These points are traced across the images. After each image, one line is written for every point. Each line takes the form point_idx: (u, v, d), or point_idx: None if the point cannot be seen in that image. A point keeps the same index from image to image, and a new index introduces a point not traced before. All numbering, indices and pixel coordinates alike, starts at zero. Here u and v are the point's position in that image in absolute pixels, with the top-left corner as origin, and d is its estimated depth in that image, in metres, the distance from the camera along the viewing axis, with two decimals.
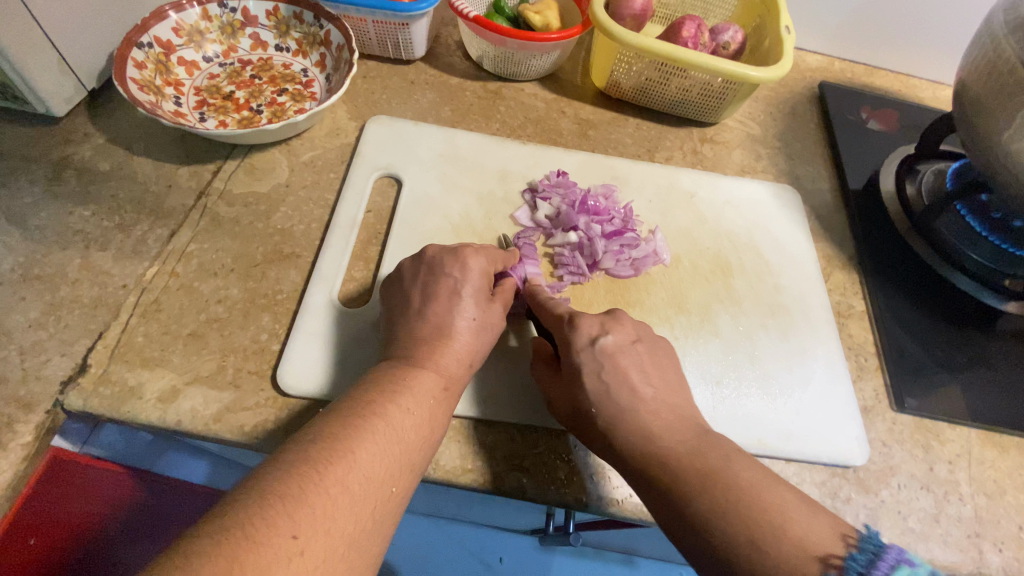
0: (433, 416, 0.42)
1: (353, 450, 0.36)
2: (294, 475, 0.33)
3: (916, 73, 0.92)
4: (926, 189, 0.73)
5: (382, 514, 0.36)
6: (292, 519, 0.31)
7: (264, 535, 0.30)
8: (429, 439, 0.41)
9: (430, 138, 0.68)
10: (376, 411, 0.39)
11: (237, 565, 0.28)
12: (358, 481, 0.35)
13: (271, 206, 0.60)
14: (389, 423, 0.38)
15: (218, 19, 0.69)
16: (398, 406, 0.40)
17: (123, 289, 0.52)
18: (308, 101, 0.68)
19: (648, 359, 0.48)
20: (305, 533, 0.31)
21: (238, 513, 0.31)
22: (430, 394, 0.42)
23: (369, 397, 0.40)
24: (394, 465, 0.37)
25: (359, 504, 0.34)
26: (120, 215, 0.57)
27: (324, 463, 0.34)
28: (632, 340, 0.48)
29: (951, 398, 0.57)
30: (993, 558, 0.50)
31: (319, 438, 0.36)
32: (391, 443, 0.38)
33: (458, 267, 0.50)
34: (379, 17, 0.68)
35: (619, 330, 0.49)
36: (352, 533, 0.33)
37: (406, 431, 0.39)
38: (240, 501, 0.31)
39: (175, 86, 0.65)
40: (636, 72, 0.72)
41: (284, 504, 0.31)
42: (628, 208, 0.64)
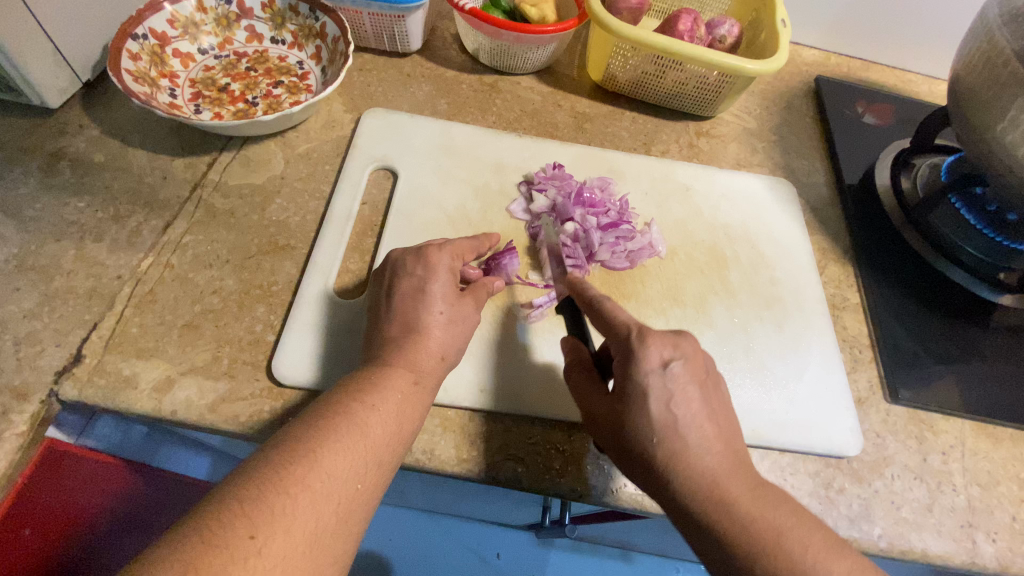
0: (402, 410, 0.41)
1: (315, 450, 0.36)
2: (254, 477, 0.33)
3: (914, 68, 0.92)
4: (921, 182, 0.73)
5: (351, 511, 0.36)
6: (249, 520, 0.31)
7: (221, 537, 0.30)
8: (400, 434, 0.41)
9: (426, 130, 0.68)
10: (340, 410, 0.39)
11: (194, 567, 0.29)
12: (320, 479, 0.35)
13: (266, 197, 0.60)
14: (353, 421, 0.38)
15: (213, 11, 0.69)
16: (363, 404, 0.40)
17: (118, 280, 0.52)
18: (303, 93, 0.68)
19: (715, 396, 0.43)
20: (264, 533, 0.31)
21: (199, 518, 0.31)
22: (399, 390, 0.42)
23: (335, 398, 0.40)
24: (360, 462, 0.37)
25: (322, 501, 0.34)
26: (115, 206, 0.57)
27: (284, 464, 0.34)
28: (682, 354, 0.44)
29: (944, 389, 0.58)
30: (987, 548, 0.50)
31: (282, 440, 0.36)
32: (357, 440, 0.38)
33: (419, 266, 0.49)
34: (374, 9, 0.68)
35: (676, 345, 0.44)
36: (316, 530, 0.33)
37: (373, 427, 0.39)
38: (203, 506, 0.32)
39: (170, 79, 0.65)
40: (632, 65, 0.72)
41: (241, 507, 0.32)
42: (624, 200, 0.64)
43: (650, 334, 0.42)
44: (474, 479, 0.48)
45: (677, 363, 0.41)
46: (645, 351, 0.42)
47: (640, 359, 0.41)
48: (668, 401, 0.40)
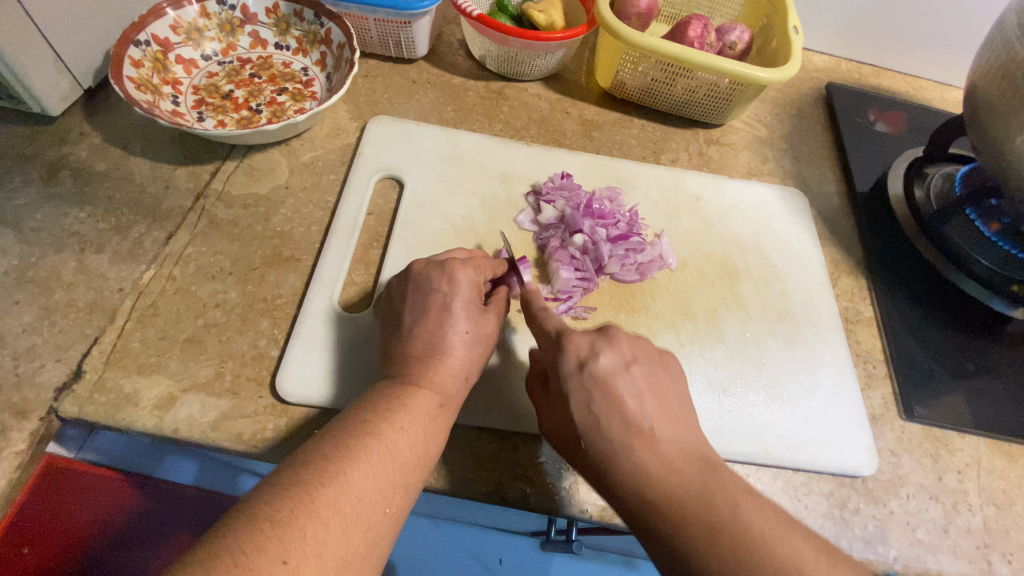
0: (429, 433, 0.41)
1: (346, 472, 0.35)
2: (284, 497, 0.32)
3: (926, 74, 0.91)
4: (934, 193, 0.71)
5: (377, 537, 0.35)
6: (282, 544, 0.30)
7: (254, 563, 0.29)
8: (427, 457, 0.40)
9: (432, 138, 0.67)
10: (371, 429, 0.38)
11: None
12: (349, 502, 0.34)
13: (270, 208, 0.59)
14: (383, 442, 0.37)
15: (216, 16, 0.68)
16: (393, 425, 0.39)
17: (120, 293, 0.51)
18: (308, 100, 0.67)
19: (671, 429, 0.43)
20: (295, 558, 0.30)
21: (227, 538, 0.29)
22: (426, 412, 0.41)
23: (364, 415, 0.39)
24: (389, 485, 0.36)
25: (351, 527, 0.33)
26: (117, 217, 0.56)
27: (315, 484, 0.33)
28: (626, 363, 0.44)
29: (957, 406, 0.57)
30: (1002, 569, 0.49)
31: (311, 458, 0.35)
32: (386, 464, 0.37)
33: (445, 281, 0.48)
34: (380, 15, 0.67)
35: (613, 351, 0.44)
36: (344, 556, 0.32)
37: (402, 449, 0.38)
38: (231, 525, 0.30)
39: (173, 85, 0.64)
40: (641, 73, 0.70)
41: (273, 529, 0.30)
42: (634, 211, 0.63)
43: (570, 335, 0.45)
44: (482, 499, 0.47)
45: (594, 360, 0.43)
46: (564, 353, 0.45)
47: (559, 367, 0.44)
48: (589, 401, 0.42)
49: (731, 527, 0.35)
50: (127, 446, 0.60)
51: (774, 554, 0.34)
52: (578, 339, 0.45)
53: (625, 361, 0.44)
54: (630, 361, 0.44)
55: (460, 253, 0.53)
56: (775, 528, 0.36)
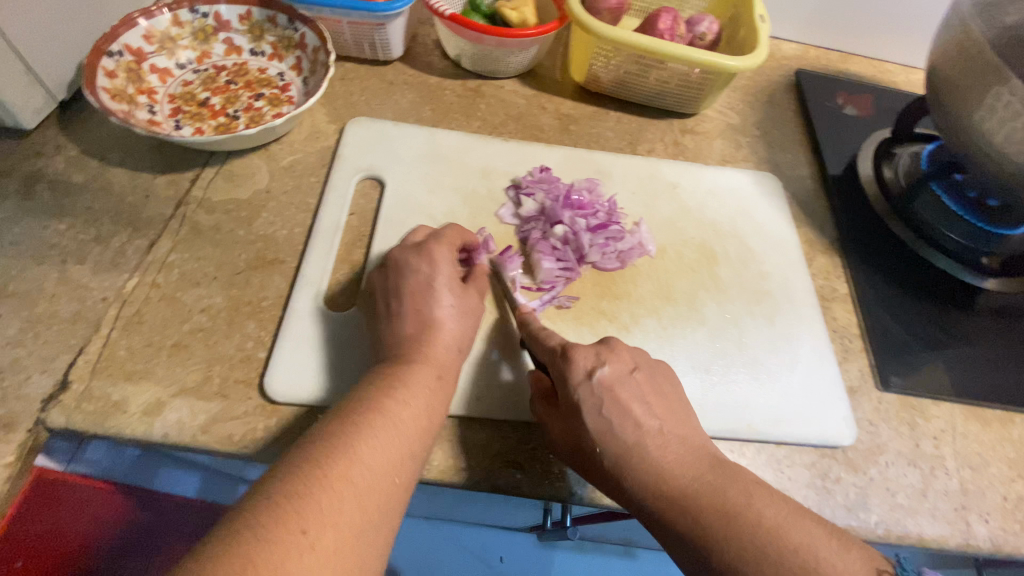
0: (432, 402, 0.42)
1: (357, 444, 0.36)
2: (299, 472, 0.33)
3: (891, 58, 0.93)
4: (902, 170, 0.75)
5: (392, 503, 0.36)
6: (299, 515, 0.31)
7: (274, 534, 0.30)
8: (433, 426, 0.41)
9: (411, 138, 0.68)
10: (376, 402, 0.39)
11: (247, 566, 0.28)
12: (361, 473, 0.35)
13: (251, 212, 0.59)
14: (389, 413, 0.39)
15: (190, 24, 0.68)
16: (396, 398, 0.40)
17: (103, 302, 0.51)
18: (285, 105, 0.67)
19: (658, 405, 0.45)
20: (314, 527, 0.31)
21: (246, 515, 0.31)
22: (427, 384, 0.43)
23: (369, 390, 0.41)
24: (399, 453, 0.38)
25: (366, 496, 0.34)
26: (97, 227, 0.56)
27: (327, 458, 0.35)
28: (630, 370, 0.46)
29: (934, 374, 0.59)
30: (980, 529, 0.51)
31: (322, 435, 0.37)
32: (393, 435, 0.38)
33: (427, 262, 0.51)
34: (354, 18, 0.67)
35: (617, 360, 0.47)
36: (361, 525, 0.33)
37: (407, 421, 0.39)
38: (248, 504, 0.32)
39: (149, 95, 0.64)
40: (615, 66, 0.72)
41: (289, 502, 0.32)
42: (612, 201, 0.64)
43: (574, 348, 0.46)
44: (474, 488, 0.48)
45: (601, 370, 0.45)
46: (571, 366, 0.46)
47: (567, 375, 0.45)
48: (601, 408, 0.44)
49: (742, 514, 0.38)
50: (115, 459, 0.60)
51: (790, 539, 0.37)
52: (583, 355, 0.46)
53: (629, 367, 0.47)
54: (633, 368, 0.47)
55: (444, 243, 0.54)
56: (788, 515, 0.38)
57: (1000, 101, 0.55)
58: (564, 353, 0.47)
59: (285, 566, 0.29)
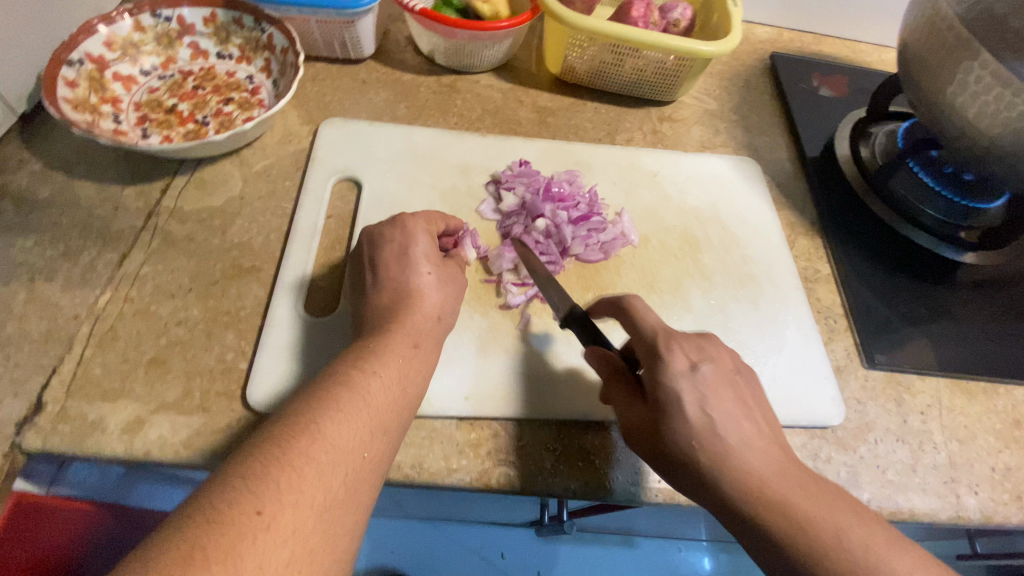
0: (401, 375, 0.43)
1: (319, 423, 0.37)
2: (258, 454, 0.34)
3: (863, 37, 0.94)
4: (879, 150, 0.76)
5: (357, 480, 0.36)
6: (255, 496, 0.32)
7: (228, 515, 0.30)
8: (403, 402, 0.42)
9: (387, 137, 0.67)
10: (341, 381, 0.40)
11: (202, 546, 0.29)
12: (324, 450, 0.35)
13: (225, 220, 0.58)
14: (354, 391, 0.40)
15: (152, 29, 0.66)
16: (363, 373, 0.41)
17: (75, 319, 0.50)
18: (256, 108, 0.66)
19: (751, 406, 0.43)
20: (270, 507, 0.32)
21: (205, 499, 0.32)
22: (398, 356, 0.44)
23: (335, 370, 0.41)
24: (364, 430, 0.38)
25: (327, 473, 0.35)
26: (66, 242, 0.54)
27: (287, 439, 0.35)
28: (732, 372, 0.44)
29: (916, 350, 0.60)
30: (970, 501, 0.52)
31: (286, 416, 0.37)
32: (359, 411, 0.39)
33: (398, 229, 0.52)
34: (322, 17, 0.66)
35: (720, 360, 0.44)
36: (322, 503, 0.34)
37: (374, 396, 0.40)
38: (209, 487, 0.32)
39: (113, 103, 0.62)
40: (590, 55, 0.71)
41: (246, 484, 0.32)
42: (593, 191, 0.63)
43: (677, 339, 0.44)
44: (467, 488, 0.47)
45: (705, 366, 0.42)
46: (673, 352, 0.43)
47: (668, 363, 0.42)
48: (702, 403, 0.41)
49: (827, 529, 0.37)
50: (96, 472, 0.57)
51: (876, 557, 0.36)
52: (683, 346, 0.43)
53: (729, 368, 0.44)
54: (732, 370, 0.44)
55: (427, 239, 0.52)
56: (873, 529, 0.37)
57: (971, 76, 0.55)
58: (665, 340, 0.44)
59: (238, 547, 0.29)
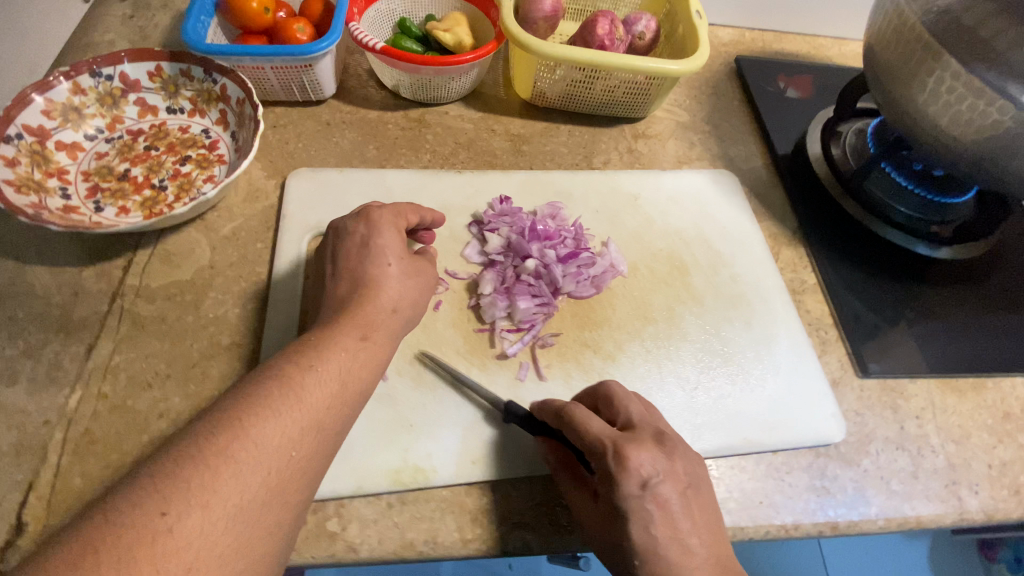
0: (342, 371, 0.41)
1: (244, 421, 0.35)
2: (173, 453, 0.33)
3: (823, 31, 0.95)
4: (849, 149, 0.77)
5: (281, 482, 0.35)
6: (161, 497, 0.31)
7: (131, 517, 0.30)
8: (342, 399, 0.40)
9: (360, 184, 0.64)
10: (274, 377, 0.39)
11: (101, 548, 0.28)
12: (244, 450, 0.34)
13: (197, 293, 0.55)
14: (286, 387, 0.38)
15: (94, 90, 0.61)
16: (299, 369, 0.39)
17: (46, 425, 0.46)
18: (216, 165, 0.62)
19: (695, 508, 0.42)
20: (176, 508, 0.31)
21: (113, 498, 0.31)
22: (342, 351, 0.42)
23: (272, 365, 0.40)
24: (295, 428, 0.37)
25: (246, 473, 0.33)
26: (25, 338, 0.50)
27: (207, 437, 0.34)
28: (683, 488, 0.42)
29: (904, 353, 0.61)
30: (971, 501, 0.53)
31: (212, 412, 0.36)
32: (290, 408, 0.37)
33: (363, 223, 0.51)
34: (277, 63, 0.63)
35: (674, 476, 0.42)
36: (237, 504, 0.33)
37: (310, 392, 0.39)
38: (122, 485, 0.32)
39: (59, 176, 0.57)
40: (558, 79, 0.70)
41: (155, 484, 0.31)
42: (577, 225, 0.63)
43: (628, 450, 0.42)
44: (484, 555, 0.46)
45: (657, 483, 0.41)
46: (625, 472, 0.41)
47: (619, 483, 0.41)
48: (649, 523, 0.40)
49: None
50: None
51: None
52: (639, 457, 0.41)
53: (682, 486, 0.42)
54: (685, 485, 0.42)
55: (393, 233, 0.51)
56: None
57: (943, 85, 0.54)
58: (615, 454, 0.42)
59: (136, 551, 0.29)
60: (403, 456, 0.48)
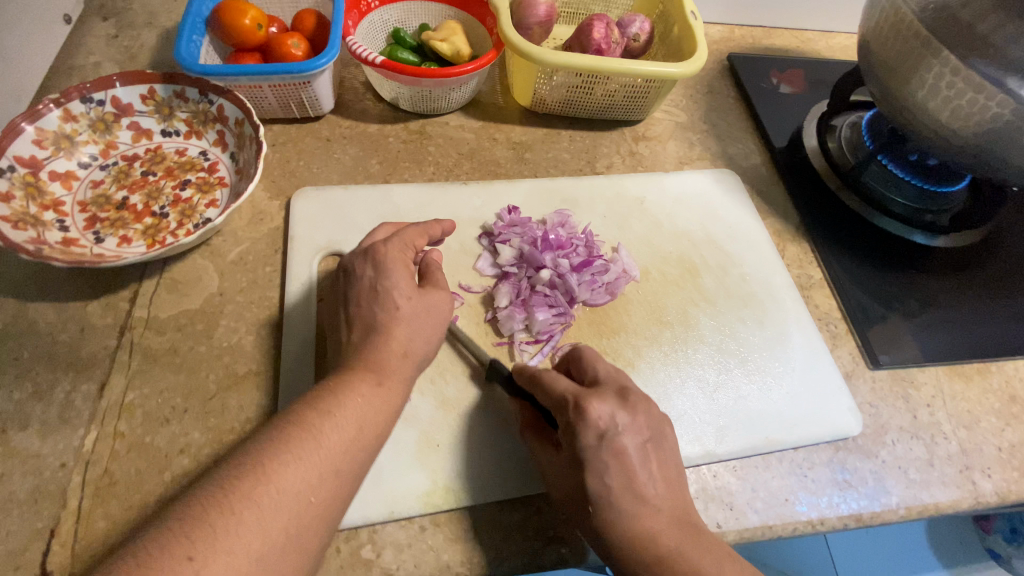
0: (363, 413, 0.41)
1: (266, 465, 0.35)
2: (200, 497, 0.33)
3: (810, 26, 0.96)
4: (845, 143, 0.78)
5: (303, 527, 0.35)
6: (187, 542, 0.31)
7: (158, 561, 0.30)
8: (364, 442, 0.40)
9: (366, 200, 0.63)
10: (296, 421, 0.38)
11: None
12: (267, 494, 0.34)
13: (209, 322, 0.54)
14: (308, 431, 0.38)
15: (85, 116, 0.59)
16: (321, 411, 0.39)
17: (63, 469, 0.45)
18: (217, 188, 0.60)
19: (655, 460, 0.44)
20: (202, 553, 0.31)
21: (142, 542, 0.31)
22: (362, 391, 0.42)
23: (295, 409, 0.40)
24: (315, 474, 0.36)
25: (268, 518, 0.33)
26: (33, 379, 0.49)
27: (232, 481, 0.34)
28: (643, 439, 0.44)
29: (910, 342, 0.62)
30: (985, 485, 0.55)
31: (235, 457, 0.36)
32: (311, 452, 0.37)
33: (370, 267, 0.50)
34: (275, 81, 0.61)
35: (633, 427, 0.44)
36: (260, 549, 0.32)
37: (332, 436, 0.38)
38: (150, 530, 0.32)
39: (56, 208, 0.56)
40: (558, 85, 0.69)
41: (182, 528, 0.31)
42: (588, 232, 0.63)
43: (588, 402, 0.44)
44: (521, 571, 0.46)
45: (614, 432, 0.43)
46: (585, 423, 0.44)
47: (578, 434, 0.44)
48: (606, 472, 0.43)
49: None
50: None
51: None
52: (599, 409, 0.44)
53: (643, 438, 0.44)
54: (646, 437, 0.44)
55: (401, 270, 0.49)
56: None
57: (943, 81, 0.55)
58: (575, 406, 0.45)
59: None
60: (432, 478, 0.48)
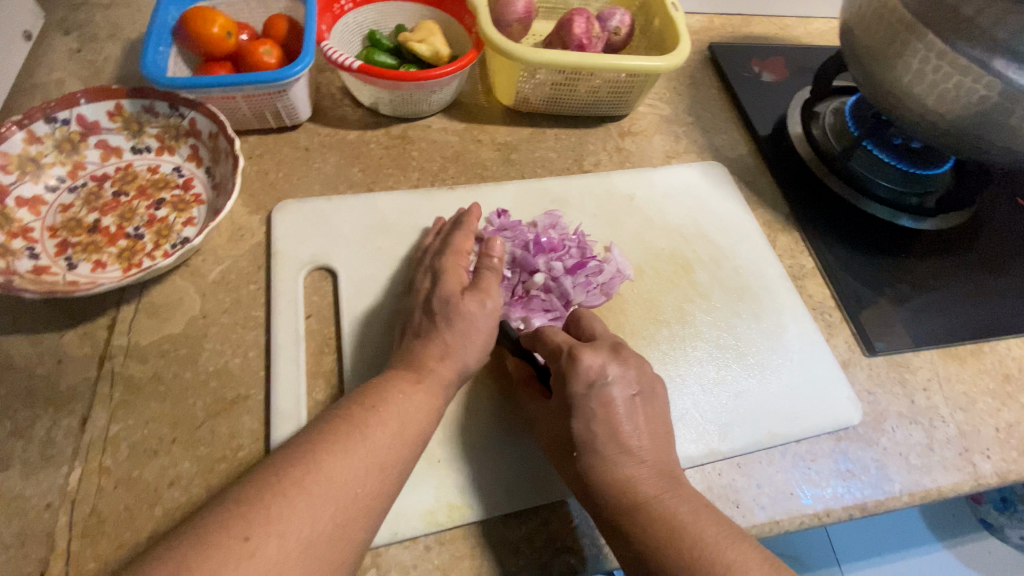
0: (405, 412, 0.41)
1: (318, 455, 0.36)
2: (253, 483, 0.34)
3: (788, 12, 0.96)
4: (829, 129, 0.78)
5: (353, 517, 0.35)
6: (243, 522, 0.31)
7: (216, 539, 0.31)
8: (408, 440, 0.40)
9: (350, 211, 0.61)
10: (343, 417, 0.39)
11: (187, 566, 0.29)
12: (318, 482, 0.34)
13: (193, 347, 0.52)
14: (355, 425, 0.39)
15: (50, 137, 0.57)
16: (366, 407, 0.40)
17: (47, 510, 0.43)
18: (194, 206, 0.58)
19: (643, 415, 0.46)
20: (257, 534, 0.31)
21: (201, 523, 0.32)
22: (403, 390, 0.43)
23: (343, 405, 0.41)
24: (363, 466, 0.37)
25: (320, 504, 0.34)
26: (10, 418, 0.46)
27: (285, 468, 0.35)
28: (633, 393, 0.46)
29: (905, 327, 0.62)
30: (985, 466, 0.55)
31: (288, 447, 0.37)
32: (359, 444, 0.37)
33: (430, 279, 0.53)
34: (248, 91, 0.59)
35: (625, 377, 0.46)
36: (312, 535, 0.33)
37: (380, 431, 0.39)
38: (208, 513, 0.32)
39: (24, 235, 0.53)
40: (541, 83, 0.68)
41: (238, 510, 0.32)
42: (579, 232, 0.61)
43: (581, 352, 0.47)
44: None
45: (605, 384, 0.45)
46: (576, 370, 0.46)
47: (570, 378, 0.46)
48: (592, 420, 0.44)
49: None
50: None
51: None
52: (590, 358, 0.46)
53: (632, 391, 0.46)
54: (636, 391, 0.46)
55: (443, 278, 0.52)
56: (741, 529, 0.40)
57: (929, 65, 0.55)
58: (570, 355, 0.47)
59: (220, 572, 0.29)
60: (436, 495, 0.47)
